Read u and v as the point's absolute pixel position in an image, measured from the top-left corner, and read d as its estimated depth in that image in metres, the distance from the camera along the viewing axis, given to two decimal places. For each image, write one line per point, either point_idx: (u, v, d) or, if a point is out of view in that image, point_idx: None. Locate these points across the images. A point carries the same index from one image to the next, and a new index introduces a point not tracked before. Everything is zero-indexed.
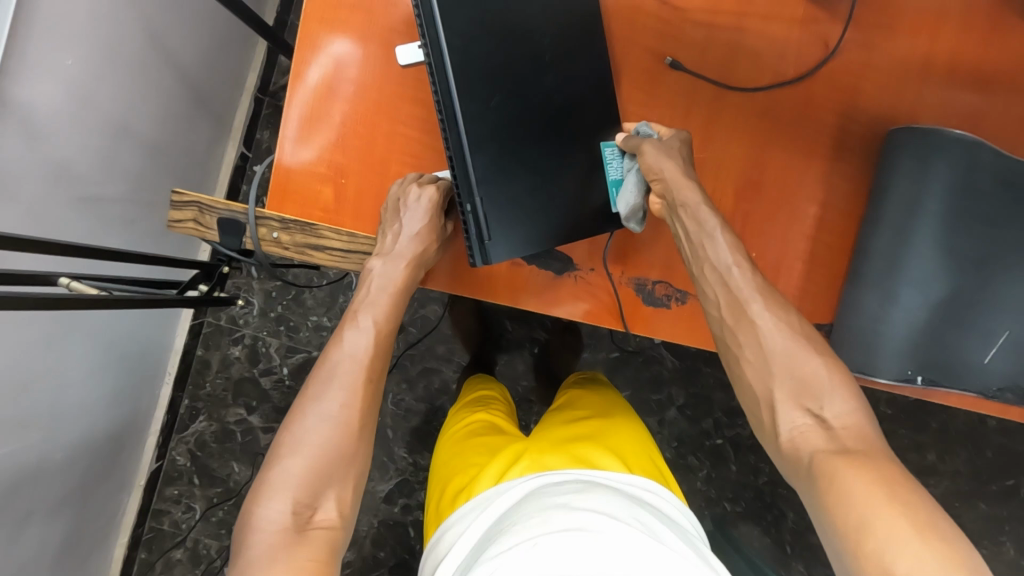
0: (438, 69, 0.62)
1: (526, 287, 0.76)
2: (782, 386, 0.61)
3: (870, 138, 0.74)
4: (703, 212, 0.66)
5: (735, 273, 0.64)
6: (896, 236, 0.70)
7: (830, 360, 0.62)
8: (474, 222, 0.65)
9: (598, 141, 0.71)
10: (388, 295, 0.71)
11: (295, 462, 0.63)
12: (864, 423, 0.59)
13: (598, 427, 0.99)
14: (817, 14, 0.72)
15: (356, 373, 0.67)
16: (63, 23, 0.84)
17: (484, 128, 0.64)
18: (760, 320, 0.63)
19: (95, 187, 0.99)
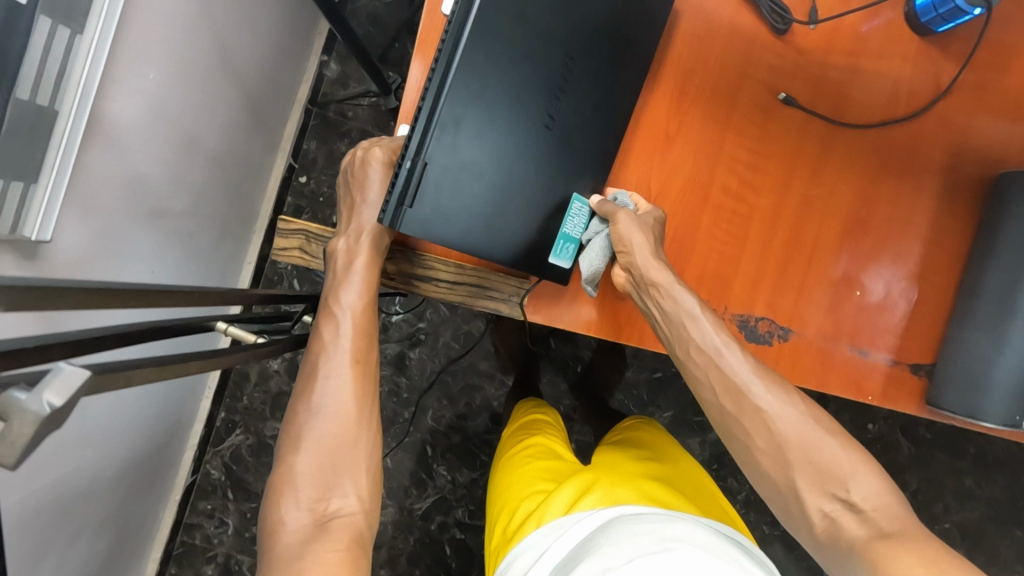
0: (461, 13, 0.54)
1: (632, 323, 0.72)
2: (803, 474, 0.59)
3: (974, 179, 0.75)
4: (683, 292, 0.63)
5: (726, 357, 0.62)
6: (1010, 278, 0.69)
7: (844, 439, 0.60)
8: (404, 178, 0.55)
9: (570, 192, 0.64)
10: (359, 293, 0.66)
11: (309, 462, 0.60)
12: (897, 502, 0.56)
13: (667, 471, 0.88)
14: (929, 53, 0.73)
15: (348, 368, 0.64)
16: (151, 39, 0.80)
17: (475, 89, 0.55)
18: (760, 400, 0.61)
19: (162, 200, 0.97)
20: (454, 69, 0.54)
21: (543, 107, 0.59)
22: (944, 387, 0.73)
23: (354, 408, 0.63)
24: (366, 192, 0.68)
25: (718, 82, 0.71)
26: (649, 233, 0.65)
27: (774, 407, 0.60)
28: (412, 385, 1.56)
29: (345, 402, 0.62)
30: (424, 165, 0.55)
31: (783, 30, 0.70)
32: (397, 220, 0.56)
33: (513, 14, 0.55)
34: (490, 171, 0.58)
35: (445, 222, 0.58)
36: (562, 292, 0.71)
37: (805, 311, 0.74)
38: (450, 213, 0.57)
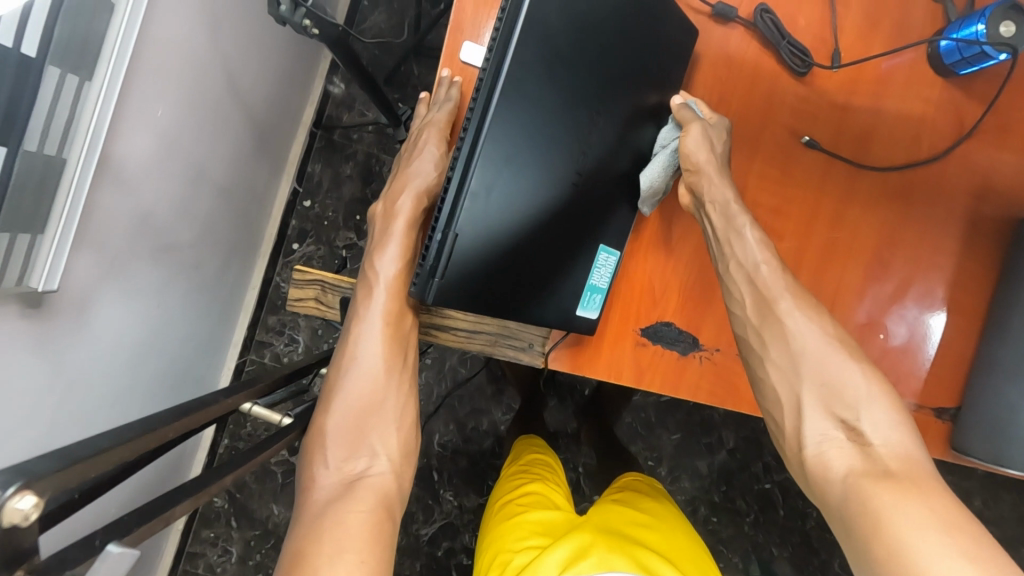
0: (493, 74, 0.51)
1: (654, 369, 0.71)
2: (811, 392, 0.58)
3: (998, 222, 0.74)
4: (733, 205, 0.64)
5: (763, 272, 0.63)
6: None
7: (870, 369, 0.59)
8: (436, 250, 0.53)
9: (597, 243, 0.64)
10: (396, 258, 0.61)
11: (337, 422, 0.58)
12: (912, 443, 0.55)
13: (663, 537, 0.88)
14: (953, 95, 0.72)
15: (383, 332, 0.60)
16: (159, 76, 0.78)
17: (507, 150, 0.53)
18: (789, 321, 0.61)
19: (169, 235, 0.95)
20: (482, 139, 0.51)
21: (570, 165, 0.58)
22: (969, 432, 0.72)
23: (389, 376, 0.61)
24: (417, 159, 0.64)
25: (740, 125, 0.70)
26: (714, 148, 0.64)
27: (804, 334, 0.60)
28: (418, 410, 1.54)
29: (378, 368, 0.60)
30: (455, 236, 0.52)
31: (802, 73, 0.69)
32: (428, 291, 0.53)
33: (544, 73, 0.53)
34: (518, 236, 0.56)
35: (478, 288, 0.55)
36: (583, 340, 0.70)
37: None
38: (480, 278, 0.55)
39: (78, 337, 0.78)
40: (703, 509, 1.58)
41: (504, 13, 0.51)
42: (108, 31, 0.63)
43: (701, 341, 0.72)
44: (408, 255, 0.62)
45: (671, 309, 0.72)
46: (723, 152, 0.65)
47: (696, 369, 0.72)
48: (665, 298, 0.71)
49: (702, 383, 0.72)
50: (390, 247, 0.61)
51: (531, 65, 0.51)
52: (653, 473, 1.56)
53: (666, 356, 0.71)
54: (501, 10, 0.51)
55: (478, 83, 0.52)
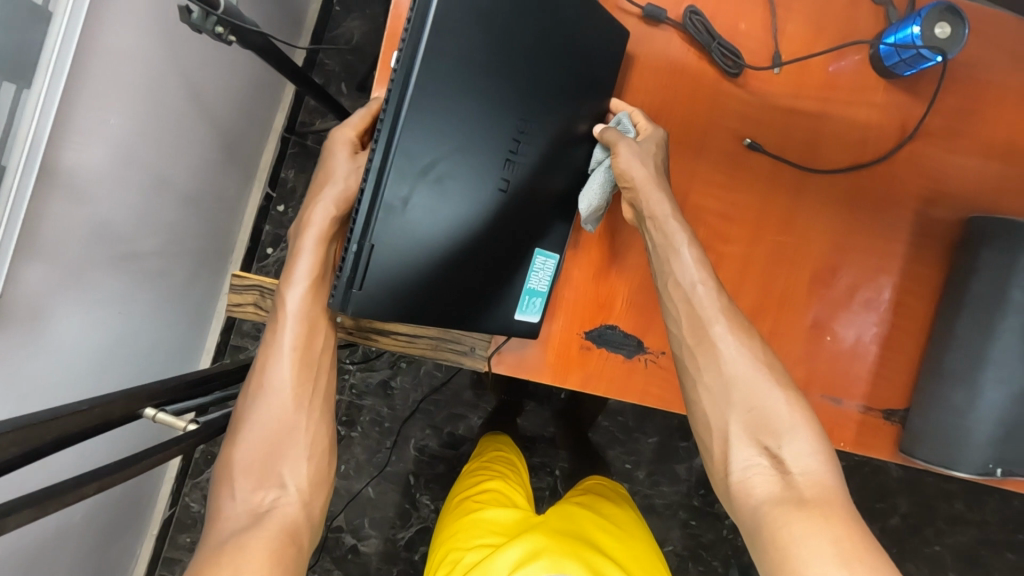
0: (402, 76, 0.50)
1: (599, 372, 0.71)
2: (739, 420, 0.57)
3: (946, 224, 0.73)
4: (670, 222, 0.62)
5: (700, 292, 0.61)
6: (981, 328, 0.68)
7: (794, 395, 0.58)
8: (351, 262, 0.51)
9: (532, 247, 0.64)
10: (303, 282, 0.61)
11: (246, 450, 0.58)
12: (831, 471, 0.54)
13: (618, 540, 0.88)
14: (897, 97, 0.71)
15: (294, 359, 0.61)
16: (110, 84, 0.79)
17: (427, 157, 0.52)
18: (721, 345, 0.59)
19: (130, 244, 0.95)
20: (395, 146, 0.50)
21: (498, 170, 0.58)
22: (920, 438, 0.71)
23: (301, 404, 0.61)
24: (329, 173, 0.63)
25: (682, 128, 0.69)
26: (650, 164, 0.64)
27: (737, 358, 0.59)
28: (394, 414, 1.54)
29: (287, 395, 0.60)
30: (370, 248, 0.51)
31: (735, 73, 0.68)
32: (348, 304, 0.52)
33: (458, 80, 0.52)
34: (442, 245, 0.56)
35: (399, 298, 0.54)
36: (525, 343, 0.70)
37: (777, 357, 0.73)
38: (407, 285, 0.55)
39: (35, 344, 0.78)
40: (682, 513, 1.57)
41: (412, 10, 0.49)
42: (45, 40, 0.63)
43: (646, 345, 0.72)
44: (321, 270, 0.62)
45: (617, 313, 0.71)
46: (659, 166, 0.64)
47: (643, 373, 0.72)
48: (609, 302, 0.71)
49: (649, 387, 0.72)
50: (301, 263, 0.62)
51: (445, 71, 0.51)
52: (632, 476, 1.56)
53: (611, 359, 0.71)
54: (409, 13, 0.49)
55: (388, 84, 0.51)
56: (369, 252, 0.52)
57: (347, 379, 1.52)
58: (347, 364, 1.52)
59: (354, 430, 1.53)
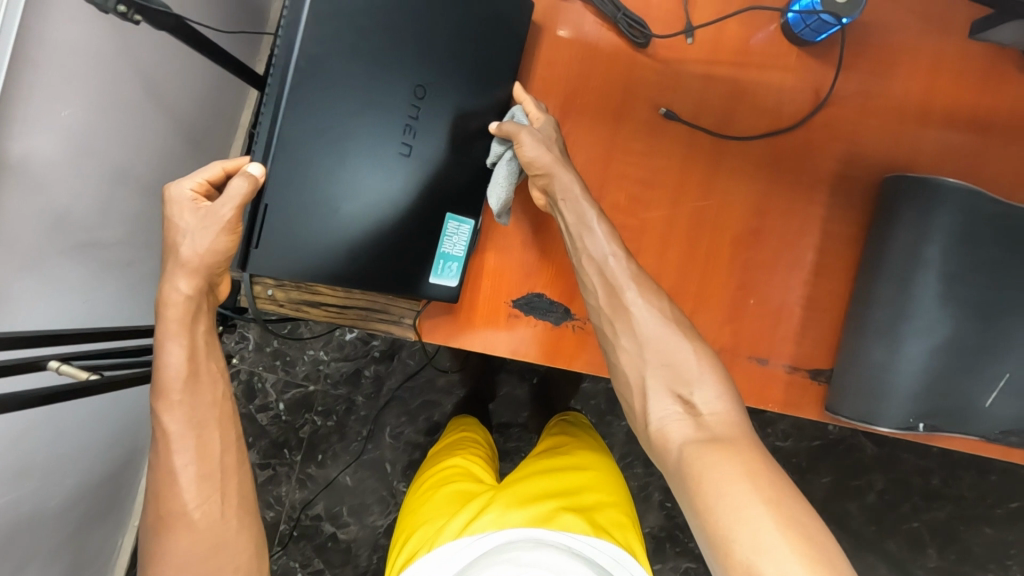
0: (285, 49, 0.55)
1: (528, 340, 0.74)
2: (655, 374, 0.59)
3: (865, 186, 0.75)
4: (580, 202, 0.63)
5: (612, 264, 0.62)
6: (898, 284, 0.70)
7: (701, 347, 0.60)
8: (257, 220, 0.57)
9: (445, 211, 0.66)
10: (179, 387, 0.56)
11: None
12: (736, 410, 0.57)
13: (575, 485, 0.89)
14: (811, 62, 0.73)
15: (191, 466, 0.57)
16: (62, 78, 0.82)
17: (314, 124, 0.57)
18: (635, 309, 0.61)
19: (90, 233, 0.98)
20: (280, 115, 0.56)
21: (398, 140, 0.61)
22: (842, 395, 0.73)
23: (216, 518, 0.58)
24: (180, 240, 0.55)
25: (598, 97, 0.71)
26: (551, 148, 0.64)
27: (645, 317, 0.60)
28: (369, 403, 1.56)
29: (193, 515, 0.57)
30: (264, 209, 0.57)
31: (645, 44, 0.71)
32: (248, 261, 0.58)
33: (345, 57, 0.57)
34: (343, 210, 0.60)
35: (299, 258, 0.59)
36: (455, 312, 0.72)
37: (700, 321, 0.75)
38: (305, 243, 0.59)
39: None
40: (657, 494, 1.59)
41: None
42: None
43: (572, 312, 0.74)
44: (195, 355, 0.57)
45: (542, 280, 0.74)
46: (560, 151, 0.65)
47: (571, 339, 0.74)
48: (534, 270, 0.74)
49: (578, 352, 0.74)
50: (172, 355, 0.56)
51: (330, 46, 0.56)
52: None
53: (539, 326, 0.74)
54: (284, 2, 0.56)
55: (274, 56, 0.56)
56: (265, 212, 0.57)
57: (322, 370, 1.55)
58: (322, 355, 1.55)
59: (330, 420, 1.55)
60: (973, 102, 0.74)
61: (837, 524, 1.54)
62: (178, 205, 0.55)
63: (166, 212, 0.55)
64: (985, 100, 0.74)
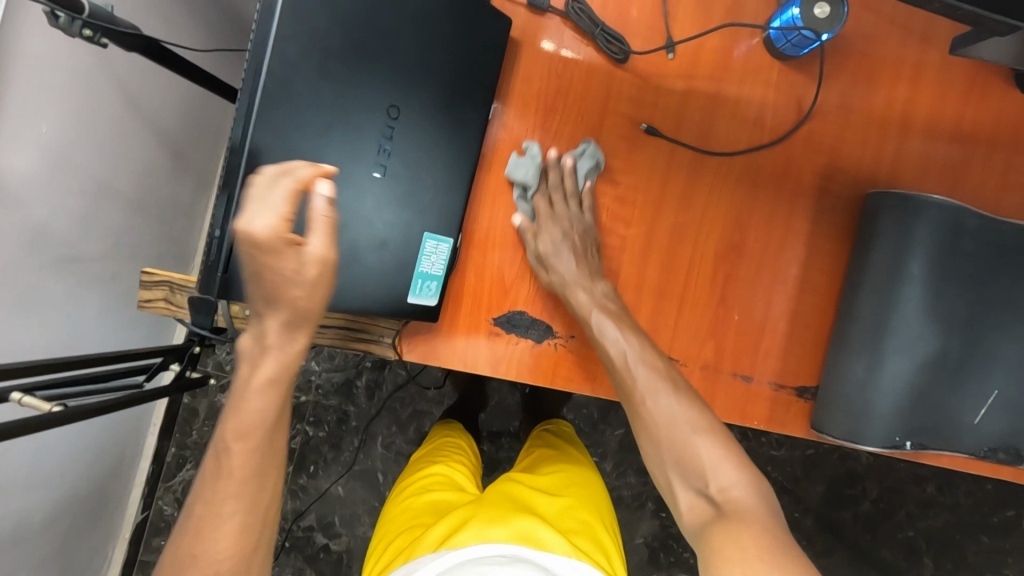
0: (253, 67, 0.53)
1: (508, 358, 0.73)
2: (674, 469, 0.63)
3: (849, 200, 0.74)
4: (596, 316, 0.68)
5: (626, 361, 0.66)
6: (881, 301, 0.69)
7: (720, 437, 0.63)
8: (219, 247, 0.52)
9: (423, 231, 0.65)
10: (261, 432, 0.52)
11: None
12: (759, 497, 0.59)
13: (558, 502, 0.88)
14: (792, 76, 0.73)
15: (237, 510, 0.52)
16: (40, 91, 0.82)
17: (281, 145, 0.54)
18: (651, 405, 0.65)
19: (71, 248, 0.98)
20: (251, 136, 0.53)
21: (372, 160, 0.60)
22: (827, 413, 0.72)
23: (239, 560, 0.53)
24: (291, 288, 0.48)
25: (577, 113, 0.71)
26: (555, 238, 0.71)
27: (669, 412, 0.64)
28: (360, 413, 1.55)
29: (221, 555, 0.51)
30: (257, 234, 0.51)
31: (622, 59, 0.70)
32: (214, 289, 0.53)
33: (315, 76, 0.55)
34: None
35: None
36: (434, 330, 0.72)
37: (682, 337, 0.74)
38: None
39: None
40: (651, 504, 1.58)
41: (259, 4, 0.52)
42: None
43: (552, 329, 0.74)
44: (273, 409, 0.53)
45: (523, 297, 0.73)
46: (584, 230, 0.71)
47: (552, 356, 0.74)
48: (514, 288, 0.73)
49: (559, 369, 0.74)
50: (249, 407, 0.51)
51: (297, 64, 0.54)
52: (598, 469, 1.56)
53: (520, 344, 0.73)
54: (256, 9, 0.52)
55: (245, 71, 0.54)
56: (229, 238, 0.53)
57: (314, 381, 1.54)
58: (313, 365, 1.54)
59: (320, 431, 1.54)
60: (955, 116, 0.73)
61: (832, 533, 1.52)
62: (273, 252, 0.46)
63: (272, 264, 0.46)
64: (968, 113, 0.73)
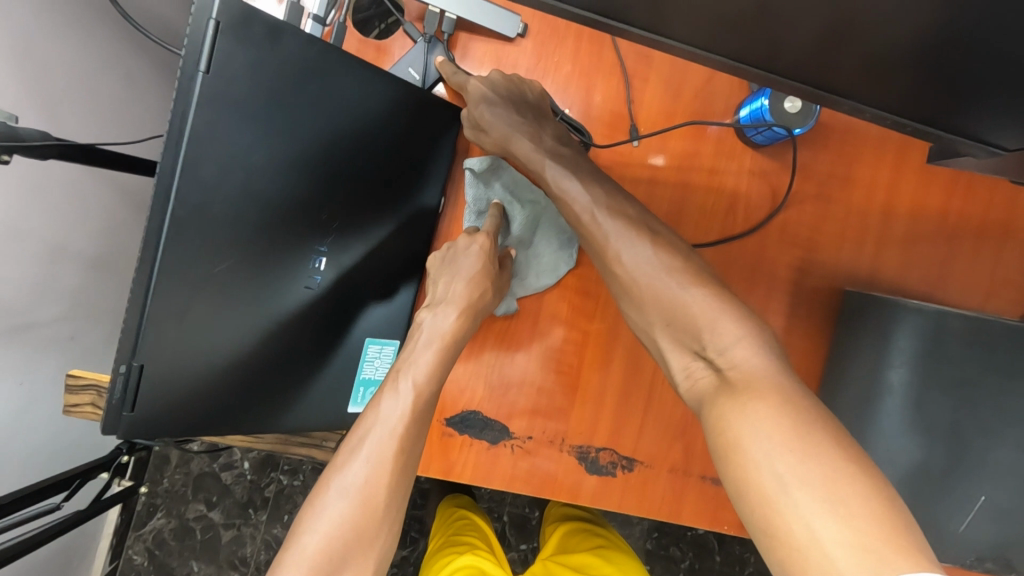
0: (163, 188, 0.45)
1: (462, 462, 0.68)
2: (666, 335, 0.58)
3: (827, 295, 0.70)
4: (556, 175, 0.64)
5: (615, 245, 0.61)
6: (860, 412, 0.64)
7: (721, 295, 0.56)
8: (125, 386, 0.47)
9: (364, 337, 0.65)
10: (437, 384, 0.60)
11: (295, 550, 0.53)
12: (767, 358, 0.51)
13: None
14: (764, 164, 0.68)
15: (382, 441, 0.57)
16: None
17: (198, 273, 0.48)
18: (624, 257, 0.61)
19: (25, 316, 0.86)
20: (158, 268, 0.46)
21: (301, 272, 0.55)
22: None
23: (378, 493, 0.55)
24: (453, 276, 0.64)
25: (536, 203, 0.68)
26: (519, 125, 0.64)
27: (640, 261, 0.60)
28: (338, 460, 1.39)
29: (354, 475, 0.56)
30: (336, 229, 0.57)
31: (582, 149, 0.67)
32: (118, 427, 0.47)
33: (236, 194, 0.49)
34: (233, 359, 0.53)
35: (185, 415, 0.51)
36: None
37: (647, 438, 0.70)
38: (184, 395, 0.51)
39: None
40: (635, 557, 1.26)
41: (174, 117, 0.45)
42: None
43: (509, 430, 0.69)
44: (447, 346, 0.62)
45: (478, 397, 0.69)
46: (528, 111, 0.64)
47: (509, 459, 0.69)
48: (467, 387, 0.68)
49: (516, 473, 0.69)
50: (423, 356, 0.60)
51: (213, 182, 0.47)
52: None
53: (475, 446, 0.68)
54: (171, 116, 0.45)
55: (156, 187, 0.45)
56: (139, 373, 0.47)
57: None
58: None
59: (296, 479, 1.28)
60: (939, 207, 0.69)
61: None
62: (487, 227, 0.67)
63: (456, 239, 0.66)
64: (954, 204, 0.69)
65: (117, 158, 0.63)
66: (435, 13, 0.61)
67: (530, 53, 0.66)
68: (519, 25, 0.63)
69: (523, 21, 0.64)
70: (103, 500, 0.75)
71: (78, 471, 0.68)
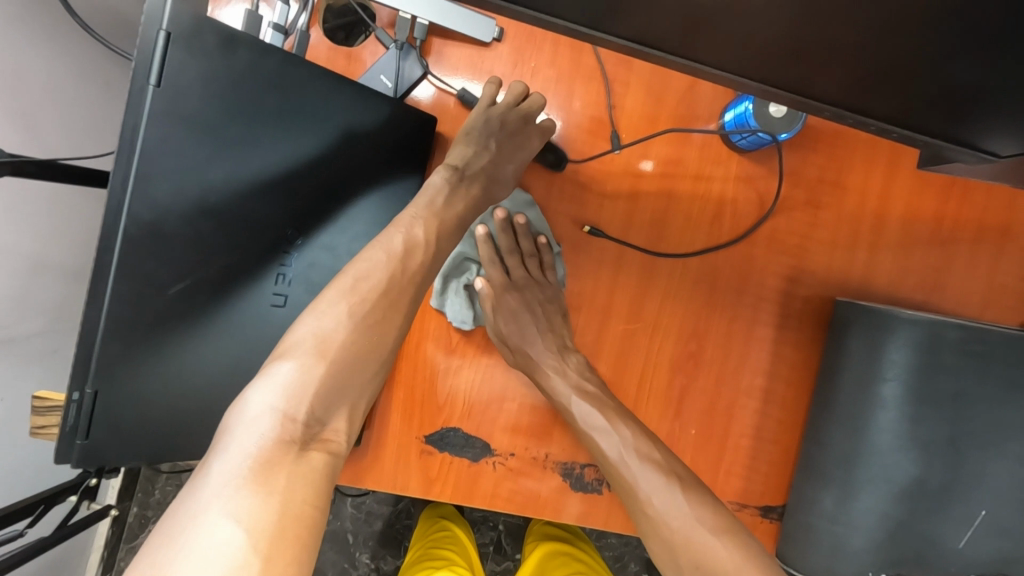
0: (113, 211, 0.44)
1: (442, 479, 0.66)
2: (664, 546, 0.59)
3: (818, 303, 0.68)
4: (578, 405, 0.64)
5: (591, 413, 0.63)
6: (852, 427, 0.62)
7: (717, 512, 0.60)
8: (78, 415, 0.46)
9: None
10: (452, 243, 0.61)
11: (261, 393, 0.47)
12: (757, 565, 0.56)
13: None
14: (751, 169, 0.66)
15: (382, 293, 0.54)
16: None
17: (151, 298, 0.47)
18: (630, 471, 0.62)
19: (6, 329, 0.84)
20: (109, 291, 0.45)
21: (263, 291, 0.53)
22: (801, 549, 0.65)
23: (389, 330, 0.54)
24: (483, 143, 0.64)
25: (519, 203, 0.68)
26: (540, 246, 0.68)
27: (653, 485, 0.61)
28: None
29: (356, 294, 0.52)
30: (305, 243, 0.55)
31: (558, 166, 0.65)
32: (71, 455, 0.47)
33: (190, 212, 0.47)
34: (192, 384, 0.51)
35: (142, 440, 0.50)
36: (358, 454, 0.65)
37: None
38: (138, 420, 0.49)
39: None
40: (635, 566, 1.23)
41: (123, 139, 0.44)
42: None
43: (491, 446, 0.67)
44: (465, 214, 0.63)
45: (457, 413, 0.66)
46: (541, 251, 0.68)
47: (491, 477, 0.67)
48: (447, 403, 0.66)
49: (499, 491, 0.67)
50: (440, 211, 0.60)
51: (164, 202, 0.46)
52: None
53: (455, 464, 0.66)
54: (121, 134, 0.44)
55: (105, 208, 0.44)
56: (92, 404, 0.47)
57: None
58: None
59: None
60: (934, 213, 0.67)
61: None
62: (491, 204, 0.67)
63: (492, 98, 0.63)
64: (950, 209, 0.67)
65: (67, 169, 0.60)
66: (405, 18, 0.59)
67: (506, 59, 0.63)
68: (494, 29, 0.61)
69: (499, 26, 0.62)
70: (67, 528, 0.70)
71: (43, 496, 0.64)
